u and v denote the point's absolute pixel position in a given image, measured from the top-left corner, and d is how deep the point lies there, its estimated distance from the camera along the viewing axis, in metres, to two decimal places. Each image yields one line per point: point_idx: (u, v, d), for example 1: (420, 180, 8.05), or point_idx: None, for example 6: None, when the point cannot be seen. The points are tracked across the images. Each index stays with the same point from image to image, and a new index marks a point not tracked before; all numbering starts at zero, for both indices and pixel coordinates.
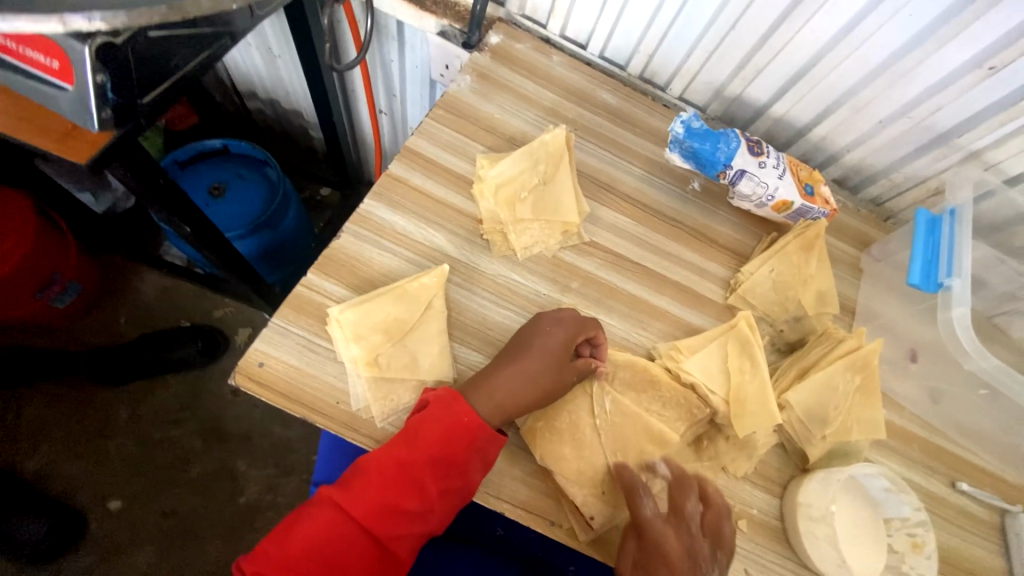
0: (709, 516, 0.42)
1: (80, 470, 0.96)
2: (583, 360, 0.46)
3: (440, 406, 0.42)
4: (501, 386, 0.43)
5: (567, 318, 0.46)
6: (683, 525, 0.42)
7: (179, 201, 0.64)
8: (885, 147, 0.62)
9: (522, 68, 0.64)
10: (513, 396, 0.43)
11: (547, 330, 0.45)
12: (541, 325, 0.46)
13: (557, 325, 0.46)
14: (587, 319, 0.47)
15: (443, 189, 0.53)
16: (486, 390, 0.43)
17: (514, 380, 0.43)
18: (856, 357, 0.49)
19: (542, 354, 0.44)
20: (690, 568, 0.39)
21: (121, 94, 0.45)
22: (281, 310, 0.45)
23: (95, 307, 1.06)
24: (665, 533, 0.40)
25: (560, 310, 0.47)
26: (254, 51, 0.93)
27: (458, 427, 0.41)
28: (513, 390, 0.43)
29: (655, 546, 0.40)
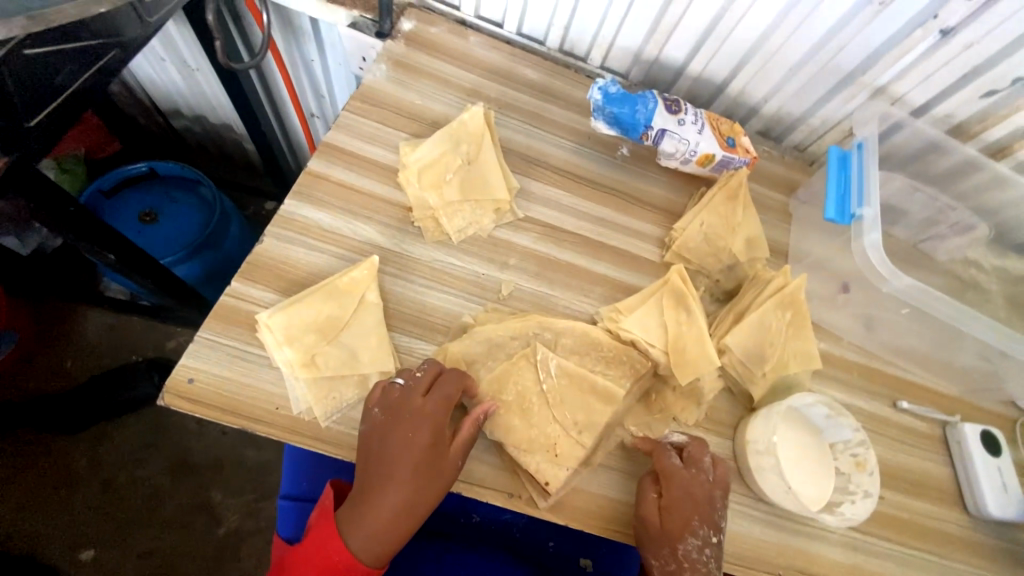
0: (721, 467, 0.45)
1: (41, 525, 0.91)
2: (464, 429, 0.42)
3: (315, 543, 0.41)
4: (382, 513, 0.40)
5: (426, 405, 0.42)
6: (701, 474, 0.44)
7: (95, 228, 0.61)
8: (799, 93, 0.65)
9: (439, 52, 0.63)
10: (398, 518, 0.41)
11: (407, 431, 0.41)
12: (400, 428, 0.41)
13: (417, 424, 0.41)
14: (450, 391, 0.43)
15: (368, 181, 0.52)
16: (370, 519, 0.40)
17: (394, 504, 0.40)
18: (784, 294, 0.51)
19: (411, 460, 0.41)
20: (709, 509, 0.43)
21: (5, 116, 0.43)
22: (207, 322, 0.43)
23: (34, 356, 0.99)
24: (686, 481, 0.43)
25: (414, 400, 0.42)
26: (167, 66, 0.89)
27: (332, 570, 0.40)
28: (395, 514, 0.40)
29: (685, 490, 0.43)
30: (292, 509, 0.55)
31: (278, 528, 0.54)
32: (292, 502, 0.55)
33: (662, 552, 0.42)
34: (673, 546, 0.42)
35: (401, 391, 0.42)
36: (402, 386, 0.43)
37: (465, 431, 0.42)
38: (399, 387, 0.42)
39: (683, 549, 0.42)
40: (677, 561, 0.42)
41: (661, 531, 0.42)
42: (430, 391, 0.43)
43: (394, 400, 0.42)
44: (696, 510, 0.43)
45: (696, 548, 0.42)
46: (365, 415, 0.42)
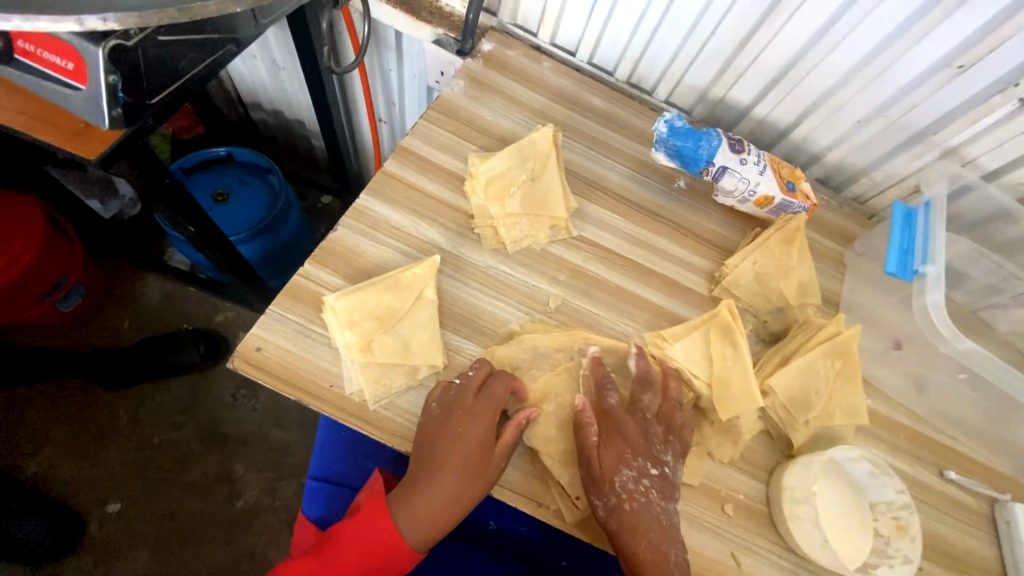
0: (665, 405, 0.48)
1: (80, 472, 0.97)
2: (509, 433, 0.44)
3: (365, 522, 0.43)
4: (429, 500, 0.43)
5: (477, 405, 0.44)
6: (640, 413, 0.47)
7: (183, 202, 0.66)
8: (864, 145, 0.65)
9: (513, 73, 0.67)
10: (443, 508, 0.43)
11: (458, 427, 0.43)
12: (450, 424, 0.43)
13: (468, 422, 0.43)
14: (499, 394, 0.44)
15: (436, 185, 0.55)
16: (418, 505, 0.43)
17: (441, 494, 0.43)
18: (835, 343, 0.51)
19: (459, 455, 0.43)
20: (645, 444, 0.45)
21: (132, 95, 0.48)
22: (278, 298, 0.46)
23: (99, 311, 1.07)
24: (623, 417, 0.46)
25: (466, 398, 0.44)
26: (258, 64, 0.97)
27: (378, 548, 0.42)
28: (441, 503, 0.43)
29: (617, 428, 0.46)
30: (319, 490, 0.57)
31: (304, 507, 0.56)
32: (320, 483, 0.57)
33: (600, 487, 0.43)
34: (617, 473, 0.44)
35: (456, 389, 0.44)
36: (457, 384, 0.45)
37: (510, 434, 0.44)
38: (454, 385, 0.45)
39: (620, 480, 0.44)
40: (615, 494, 0.43)
41: (608, 460, 0.44)
42: (481, 391, 0.44)
43: (448, 396, 0.44)
44: (628, 445, 0.45)
45: (631, 480, 0.44)
46: (422, 408, 0.45)
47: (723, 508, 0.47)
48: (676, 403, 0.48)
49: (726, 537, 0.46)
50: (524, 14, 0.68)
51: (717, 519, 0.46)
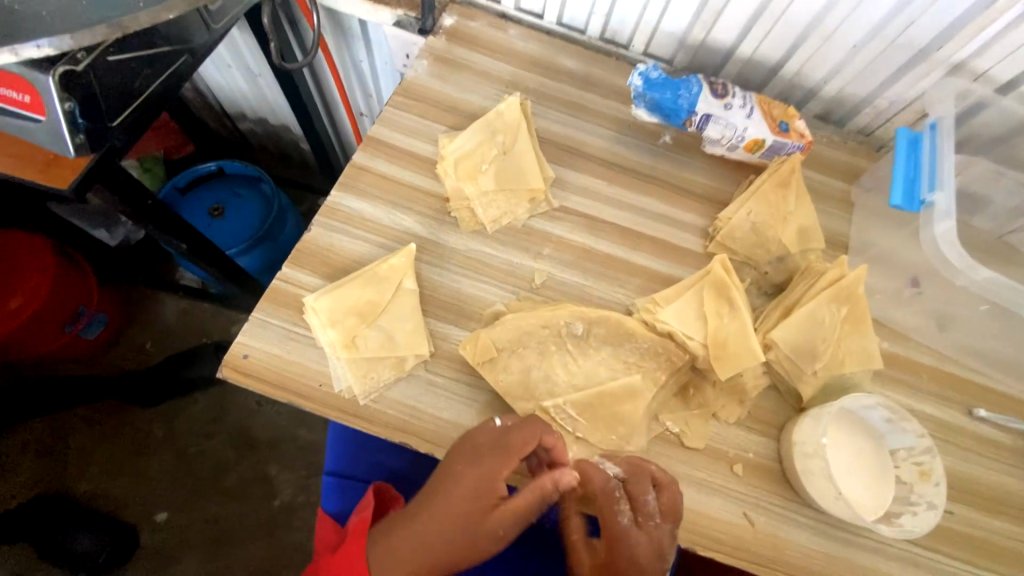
0: (667, 501, 0.40)
1: (124, 489, 1.02)
2: (522, 495, 0.39)
3: (346, 553, 0.44)
4: (418, 535, 0.41)
5: (494, 456, 0.41)
6: (648, 521, 0.40)
7: (168, 219, 0.66)
8: (863, 73, 0.59)
9: (479, 45, 0.64)
10: (428, 549, 0.41)
11: (465, 476, 0.41)
12: (466, 465, 0.41)
13: (485, 468, 0.41)
14: (523, 446, 0.41)
15: (408, 172, 0.54)
16: (405, 538, 0.42)
17: (429, 543, 0.41)
18: (839, 289, 0.48)
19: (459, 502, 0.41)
20: (654, 561, 0.39)
21: (91, 119, 0.48)
22: (260, 304, 0.46)
23: (121, 336, 1.11)
24: (635, 539, 0.39)
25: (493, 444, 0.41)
26: (234, 74, 0.97)
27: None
28: (428, 544, 0.41)
29: (626, 549, 0.39)
30: (334, 486, 0.58)
31: (323, 502, 0.57)
32: (336, 478, 0.58)
33: None
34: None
35: (479, 433, 0.42)
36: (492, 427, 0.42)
37: (526, 498, 0.39)
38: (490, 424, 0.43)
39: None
40: None
41: None
42: (505, 443, 0.41)
43: (469, 438, 0.42)
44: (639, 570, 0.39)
45: None
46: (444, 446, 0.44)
47: (732, 469, 0.45)
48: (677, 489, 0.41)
49: (737, 498, 0.45)
50: None
51: (726, 480, 0.45)
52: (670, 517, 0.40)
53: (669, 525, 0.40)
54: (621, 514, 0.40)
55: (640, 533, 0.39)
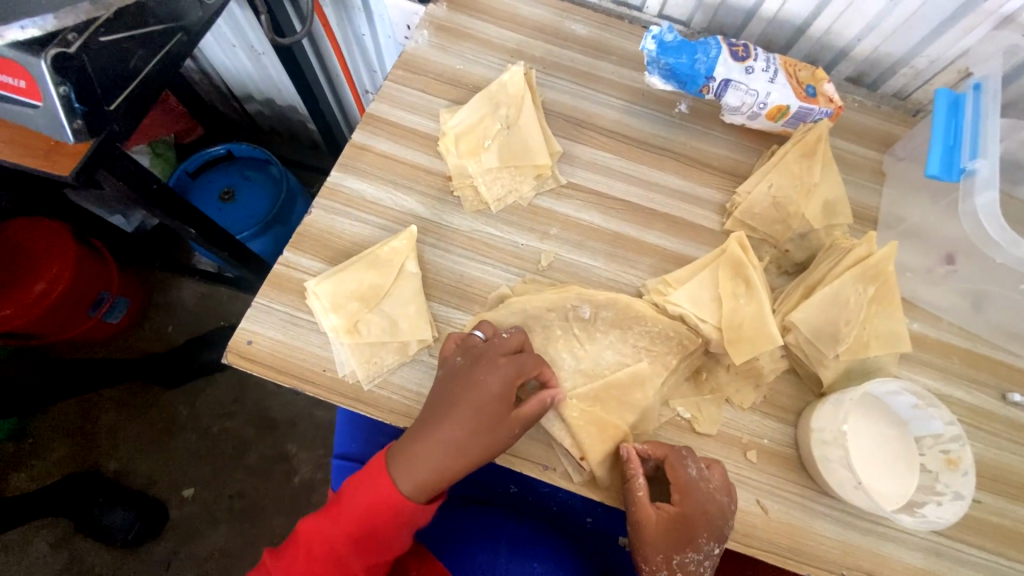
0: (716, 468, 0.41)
1: (154, 464, 1.06)
2: (527, 405, 0.41)
3: (367, 479, 0.44)
4: (431, 452, 0.41)
5: (503, 365, 0.42)
6: (710, 483, 0.40)
7: (175, 203, 0.66)
8: (902, 29, 0.54)
9: (482, 12, 0.60)
10: (446, 461, 0.41)
11: (473, 389, 0.41)
12: (472, 378, 0.41)
13: (491, 378, 0.41)
14: (531, 358, 0.43)
15: (409, 151, 0.52)
16: (418, 456, 0.42)
17: (440, 451, 0.41)
18: (866, 266, 0.44)
19: (467, 416, 0.41)
20: (721, 521, 0.40)
21: (87, 104, 0.47)
22: (262, 289, 0.46)
23: (143, 319, 1.15)
24: (709, 497, 0.40)
25: (494, 356, 0.42)
26: (237, 53, 0.95)
27: (380, 503, 0.43)
28: (445, 456, 0.41)
29: (700, 508, 0.40)
30: (344, 468, 0.59)
31: (334, 484, 0.59)
32: (346, 461, 0.59)
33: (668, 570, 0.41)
34: (670, 561, 0.41)
35: (485, 347, 0.43)
36: (485, 340, 0.43)
37: (531, 406, 0.41)
38: (480, 339, 0.43)
39: (678, 559, 0.40)
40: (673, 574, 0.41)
41: (687, 542, 0.40)
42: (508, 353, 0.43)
43: (473, 351, 0.43)
44: (709, 527, 0.40)
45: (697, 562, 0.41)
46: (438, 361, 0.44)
47: (746, 456, 0.44)
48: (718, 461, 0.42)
49: (750, 485, 0.43)
50: None
51: (739, 467, 0.44)
52: (724, 491, 0.40)
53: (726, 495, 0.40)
54: (690, 470, 0.40)
55: (709, 492, 0.40)
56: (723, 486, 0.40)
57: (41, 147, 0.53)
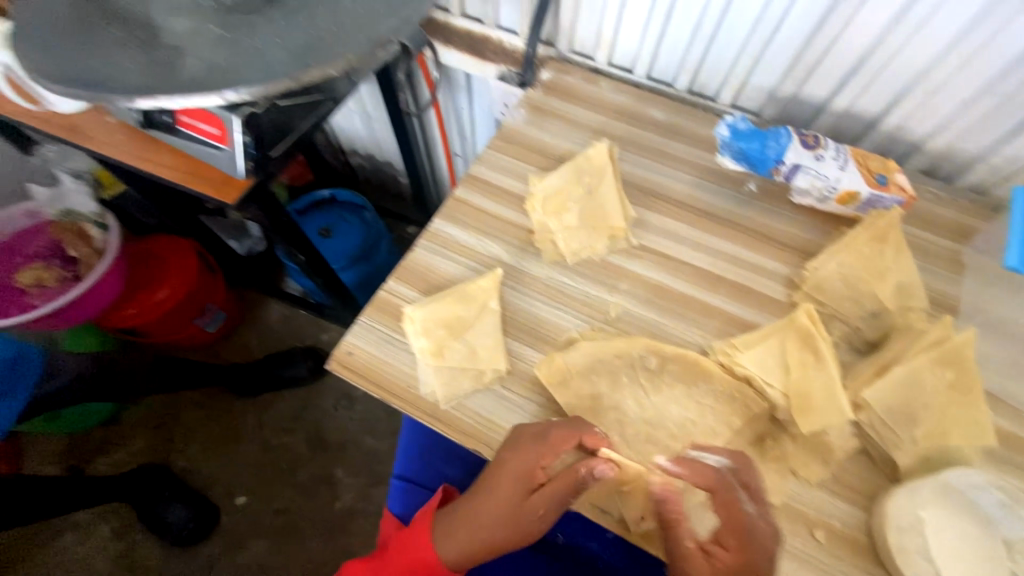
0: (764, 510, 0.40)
1: (216, 468, 1.14)
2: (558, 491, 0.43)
3: (413, 542, 0.49)
4: (471, 531, 0.46)
5: (534, 453, 0.43)
6: (762, 514, 0.40)
7: (296, 235, 0.78)
8: (976, 128, 0.57)
9: (572, 96, 0.70)
10: (486, 541, 0.45)
11: (505, 477, 0.44)
12: (504, 468, 0.44)
13: (520, 467, 0.43)
14: (563, 444, 0.43)
15: (500, 206, 0.60)
16: (460, 534, 0.46)
17: (481, 526, 0.45)
18: (943, 350, 0.44)
19: (504, 498, 0.45)
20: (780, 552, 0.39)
21: (259, 150, 0.60)
22: (366, 310, 0.53)
23: (233, 332, 1.28)
24: (759, 527, 0.39)
25: (528, 447, 0.43)
26: (354, 117, 1.12)
27: (419, 565, 0.48)
28: (484, 536, 0.45)
29: (753, 540, 0.39)
30: (401, 488, 0.61)
31: (389, 503, 0.61)
32: (404, 482, 0.62)
33: None
34: None
35: (520, 435, 0.44)
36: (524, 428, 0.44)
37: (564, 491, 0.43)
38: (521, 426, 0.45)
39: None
40: None
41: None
42: (542, 439, 0.43)
43: (508, 443, 0.44)
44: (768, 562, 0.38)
45: None
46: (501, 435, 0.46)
47: (812, 534, 0.43)
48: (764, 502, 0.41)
49: (818, 566, 0.42)
50: (581, 40, 0.73)
51: (806, 544, 0.42)
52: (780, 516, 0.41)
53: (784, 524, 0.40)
54: (745, 505, 0.39)
55: (760, 522, 0.39)
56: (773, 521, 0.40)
57: (212, 182, 0.65)
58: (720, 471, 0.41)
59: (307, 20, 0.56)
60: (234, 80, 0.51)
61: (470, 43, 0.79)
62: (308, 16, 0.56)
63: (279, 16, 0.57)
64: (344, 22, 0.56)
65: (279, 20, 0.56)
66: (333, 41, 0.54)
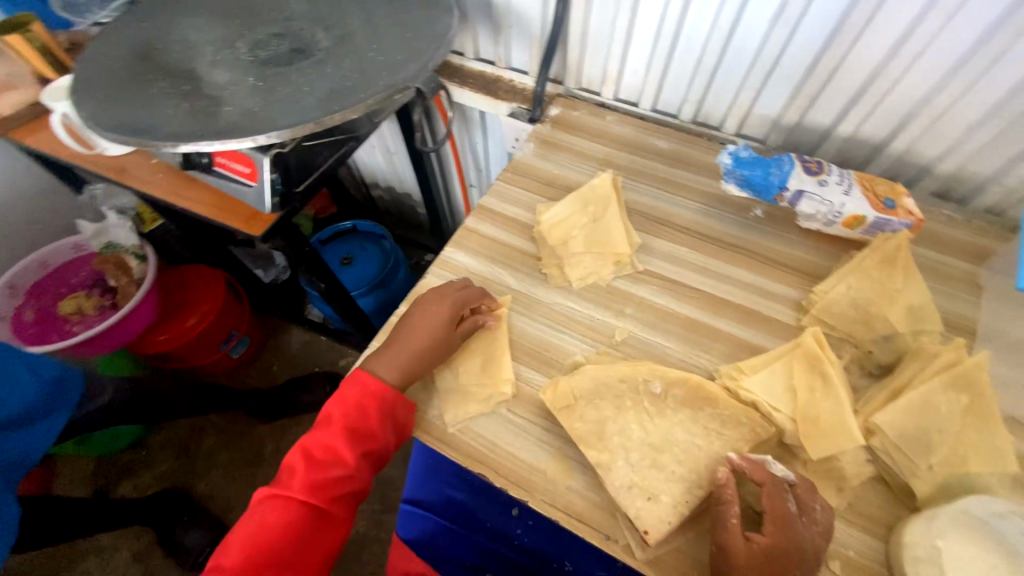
0: (822, 513, 0.41)
1: (235, 492, 1.17)
2: (464, 324, 0.53)
3: (351, 384, 0.51)
4: (395, 361, 0.51)
5: (453, 296, 0.53)
6: (810, 522, 0.40)
7: (317, 264, 0.83)
8: (987, 149, 0.57)
9: (579, 130, 0.73)
10: (405, 369, 0.50)
11: (433, 304, 0.53)
12: (430, 303, 0.53)
13: (443, 301, 0.53)
14: (471, 293, 0.54)
15: (509, 234, 0.62)
16: (384, 365, 0.51)
17: (411, 346, 0.51)
18: (958, 373, 0.43)
19: (434, 322, 0.52)
20: (814, 560, 0.39)
21: (285, 186, 0.64)
22: (379, 334, 0.55)
23: (257, 358, 1.33)
24: (802, 532, 0.39)
25: (449, 290, 0.54)
26: (377, 152, 1.19)
27: (365, 397, 0.50)
28: (404, 364, 0.51)
29: (794, 537, 0.39)
30: (411, 513, 0.62)
31: (398, 527, 0.62)
32: (413, 506, 0.62)
33: None
34: None
35: (446, 285, 0.55)
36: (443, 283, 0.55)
37: (466, 323, 0.53)
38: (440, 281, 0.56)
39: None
40: None
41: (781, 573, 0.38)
42: (461, 288, 0.54)
43: (443, 288, 0.55)
44: (800, 563, 0.39)
45: None
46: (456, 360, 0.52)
47: (828, 565, 0.41)
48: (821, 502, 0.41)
49: None
50: (588, 77, 0.76)
51: None
52: (823, 536, 0.40)
53: (824, 539, 0.40)
54: (792, 504, 0.40)
55: (804, 526, 0.40)
56: (819, 531, 0.40)
57: (240, 214, 0.70)
58: (777, 477, 0.42)
59: (333, 69, 0.62)
60: (265, 125, 0.56)
61: (483, 83, 0.85)
62: (335, 65, 0.62)
63: (310, 67, 0.62)
64: (365, 68, 0.61)
65: (309, 70, 0.62)
66: (356, 87, 0.59)
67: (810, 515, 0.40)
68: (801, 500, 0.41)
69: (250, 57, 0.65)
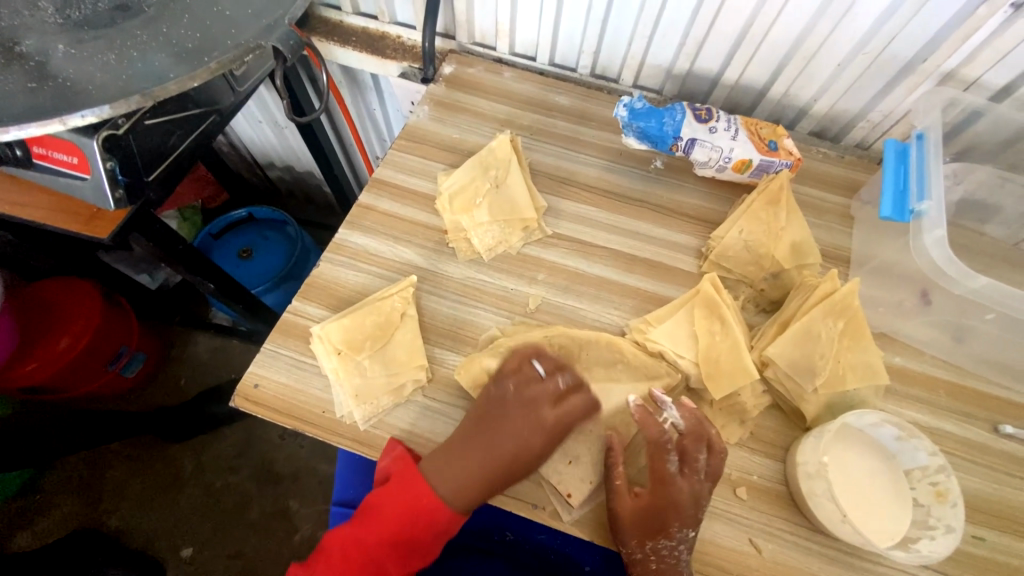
0: (711, 461, 0.43)
1: (155, 522, 1.06)
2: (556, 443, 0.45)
3: (399, 483, 0.44)
4: (463, 473, 0.44)
5: (554, 414, 0.45)
6: (692, 474, 0.42)
7: (200, 262, 0.72)
8: (852, 89, 0.60)
9: (477, 89, 0.68)
10: (474, 486, 0.44)
11: (527, 419, 0.45)
12: (518, 416, 0.45)
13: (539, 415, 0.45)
14: (573, 406, 0.46)
15: (409, 209, 0.58)
16: (451, 475, 0.44)
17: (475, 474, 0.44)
18: (833, 301, 0.47)
19: (509, 449, 0.44)
20: (694, 513, 0.41)
21: (129, 175, 0.54)
22: (271, 336, 0.50)
23: (158, 373, 1.19)
24: (679, 487, 0.42)
25: (544, 405, 0.45)
26: (264, 128, 1.05)
27: (416, 509, 0.45)
28: (476, 481, 0.44)
29: (670, 493, 0.42)
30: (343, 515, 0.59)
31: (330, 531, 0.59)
32: (343, 508, 0.59)
33: (628, 540, 0.42)
34: (643, 545, 0.42)
35: (539, 386, 0.46)
36: (538, 382, 0.46)
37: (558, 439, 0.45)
38: (536, 379, 0.46)
39: (652, 545, 0.41)
40: (643, 551, 0.42)
41: (659, 524, 0.41)
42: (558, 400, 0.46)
43: (528, 390, 0.46)
44: (677, 514, 0.41)
45: (671, 547, 0.41)
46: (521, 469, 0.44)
47: (736, 493, 0.44)
48: (709, 446, 0.43)
49: (742, 524, 0.43)
50: (481, 31, 0.70)
51: (729, 504, 0.44)
52: (707, 482, 0.42)
53: (709, 485, 0.42)
54: (671, 462, 0.43)
55: (683, 482, 0.42)
56: (703, 480, 0.42)
57: (80, 213, 0.59)
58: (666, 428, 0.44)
59: (167, 28, 0.51)
60: (83, 103, 0.46)
61: (367, 40, 0.76)
62: (169, 23, 0.51)
63: (137, 26, 0.51)
64: (209, 26, 0.51)
65: (138, 30, 0.50)
66: (201, 49, 0.50)
67: (692, 465, 0.42)
68: (687, 455, 0.43)
69: (54, 15, 0.51)
